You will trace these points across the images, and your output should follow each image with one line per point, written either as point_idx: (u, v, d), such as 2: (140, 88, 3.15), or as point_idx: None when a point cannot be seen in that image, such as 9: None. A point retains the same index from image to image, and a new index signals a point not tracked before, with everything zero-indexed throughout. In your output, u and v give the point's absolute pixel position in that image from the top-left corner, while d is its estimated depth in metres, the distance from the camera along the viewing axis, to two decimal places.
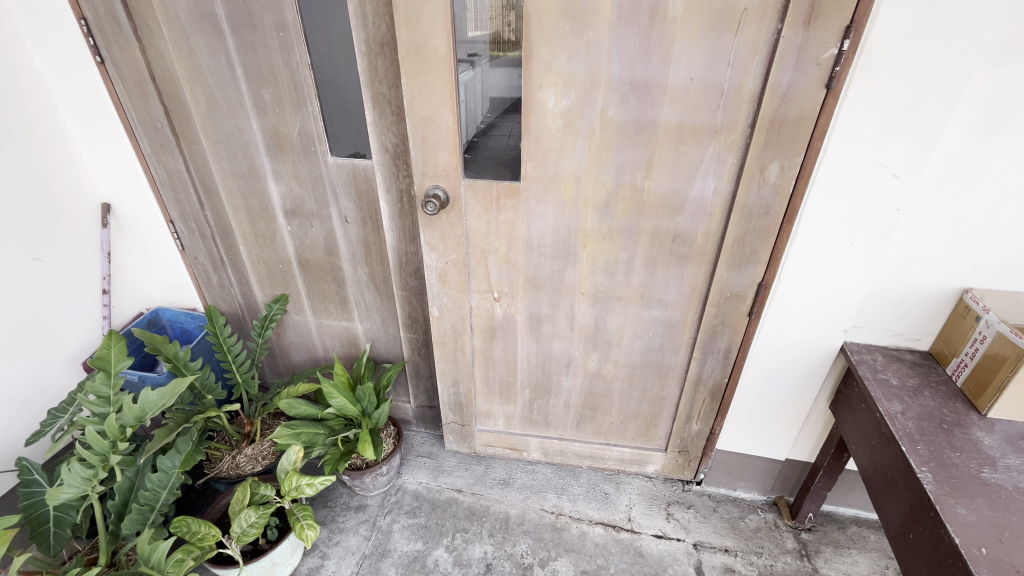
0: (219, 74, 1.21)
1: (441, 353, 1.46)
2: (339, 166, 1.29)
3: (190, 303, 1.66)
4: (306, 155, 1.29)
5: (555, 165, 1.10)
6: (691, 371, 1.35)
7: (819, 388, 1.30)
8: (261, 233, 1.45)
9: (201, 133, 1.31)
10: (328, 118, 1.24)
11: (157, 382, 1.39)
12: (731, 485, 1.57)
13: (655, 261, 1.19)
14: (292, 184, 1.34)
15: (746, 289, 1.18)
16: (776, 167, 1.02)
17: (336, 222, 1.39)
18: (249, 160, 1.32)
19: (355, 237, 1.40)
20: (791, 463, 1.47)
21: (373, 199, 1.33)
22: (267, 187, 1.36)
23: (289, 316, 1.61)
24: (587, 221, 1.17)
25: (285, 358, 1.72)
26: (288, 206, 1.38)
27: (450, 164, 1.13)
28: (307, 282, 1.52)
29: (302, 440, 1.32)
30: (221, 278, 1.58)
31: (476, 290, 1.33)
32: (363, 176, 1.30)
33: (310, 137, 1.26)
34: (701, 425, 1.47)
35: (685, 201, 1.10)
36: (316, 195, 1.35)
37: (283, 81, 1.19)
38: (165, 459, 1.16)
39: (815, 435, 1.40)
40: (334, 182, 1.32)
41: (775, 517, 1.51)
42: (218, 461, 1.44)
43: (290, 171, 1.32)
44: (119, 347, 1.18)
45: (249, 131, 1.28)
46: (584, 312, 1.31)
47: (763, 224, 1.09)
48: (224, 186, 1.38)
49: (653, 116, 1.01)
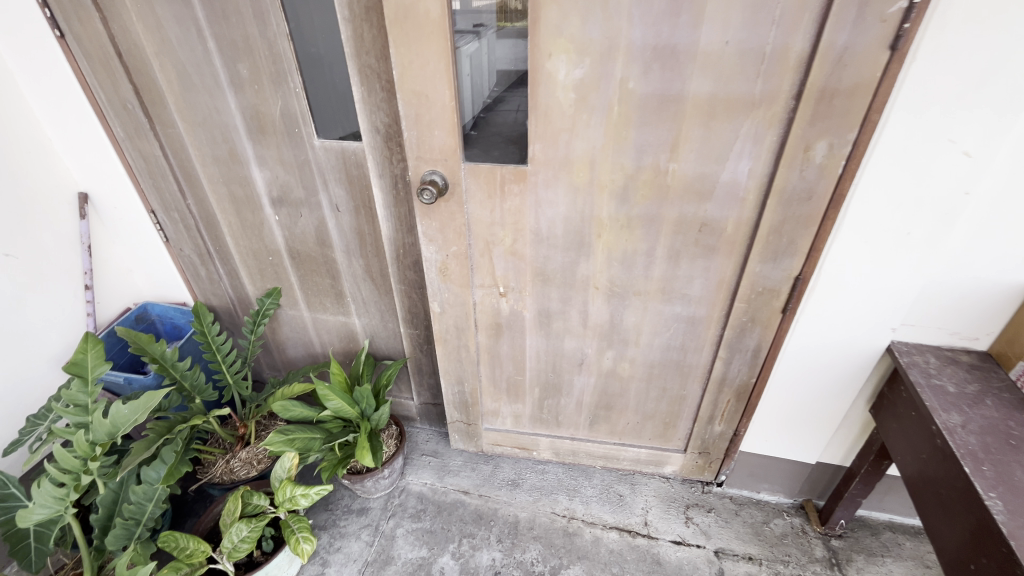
0: (190, 48, 1.08)
1: (444, 351, 1.35)
2: (327, 149, 1.17)
3: (180, 298, 1.58)
4: (289, 137, 1.17)
5: (566, 146, 0.97)
6: (716, 370, 1.24)
7: (858, 390, 1.18)
8: (248, 224, 1.35)
9: (176, 114, 1.19)
10: (313, 96, 1.11)
11: (143, 384, 1.31)
12: (755, 487, 1.47)
13: (679, 253, 1.07)
14: (277, 170, 1.23)
15: (781, 284, 1.06)
16: (823, 145, 0.88)
17: (327, 211, 1.27)
18: (230, 143, 1.21)
19: (349, 226, 1.28)
20: (821, 466, 1.36)
21: (365, 185, 1.20)
22: (250, 173, 1.25)
23: (284, 310, 1.52)
24: (603, 208, 1.04)
25: (281, 354, 1.63)
26: (275, 193, 1.27)
27: (447, 146, 1.00)
28: (299, 275, 1.42)
29: (297, 446, 1.22)
30: (208, 270, 1.48)
31: (480, 285, 1.21)
32: (353, 159, 1.17)
33: (294, 117, 1.13)
34: (724, 427, 1.36)
35: (715, 185, 0.97)
36: (305, 182, 1.23)
37: (260, 53, 1.06)
38: (149, 470, 1.09)
39: (851, 439, 1.28)
40: (323, 168, 1.20)
41: (802, 523, 1.41)
42: (211, 466, 1.36)
43: (275, 155, 1.20)
44: (97, 351, 1.09)
45: (228, 112, 1.16)
46: (598, 308, 1.20)
47: (805, 211, 0.96)
48: (205, 172, 1.27)
49: (682, 87, 0.87)
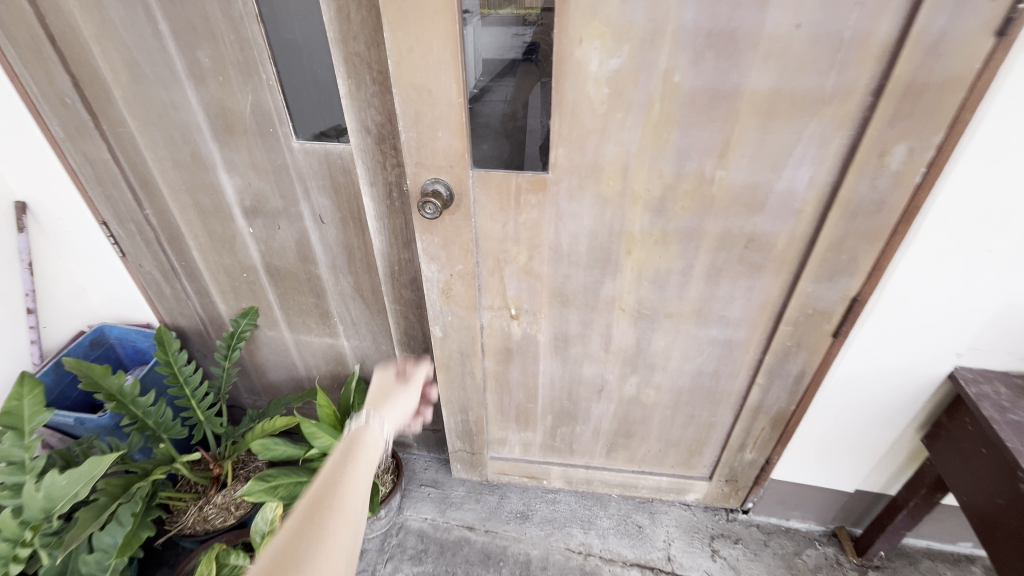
0: (139, 31, 0.90)
1: (446, 379, 1.20)
2: (308, 151, 0.99)
3: (143, 319, 1.39)
4: (263, 138, 0.99)
5: (595, 150, 0.82)
6: (752, 397, 1.12)
7: (911, 418, 1.06)
8: (218, 237, 1.17)
9: (126, 111, 1.01)
10: (289, 90, 0.93)
11: (99, 425, 1.14)
12: (784, 515, 1.36)
13: (720, 271, 0.94)
14: (249, 176, 1.05)
15: (836, 305, 0.93)
16: (901, 150, 0.75)
17: (309, 222, 1.10)
18: (192, 145, 1.03)
19: (335, 240, 1.12)
20: (860, 494, 1.25)
21: (353, 193, 1.03)
22: (218, 179, 1.07)
23: (262, 331, 1.35)
24: (634, 222, 0.89)
25: (260, 377, 1.46)
26: (248, 203, 1.09)
27: (453, 150, 0.84)
28: (279, 293, 1.25)
29: (279, 495, 1.07)
30: (173, 288, 1.30)
31: (488, 307, 1.06)
32: (339, 164, 1.00)
33: (267, 114, 0.96)
34: (756, 454, 1.24)
35: (767, 196, 0.83)
36: (283, 190, 1.06)
37: (223, 38, 0.89)
38: (104, 535, 0.93)
39: (896, 469, 1.17)
40: (303, 174, 1.03)
41: (837, 553, 1.30)
42: (182, 514, 1.19)
43: (246, 159, 1.03)
44: (34, 399, 0.93)
45: (188, 108, 0.98)
46: (623, 331, 1.06)
47: (872, 225, 0.82)
48: (164, 177, 1.09)
49: (738, 81, 0.73)
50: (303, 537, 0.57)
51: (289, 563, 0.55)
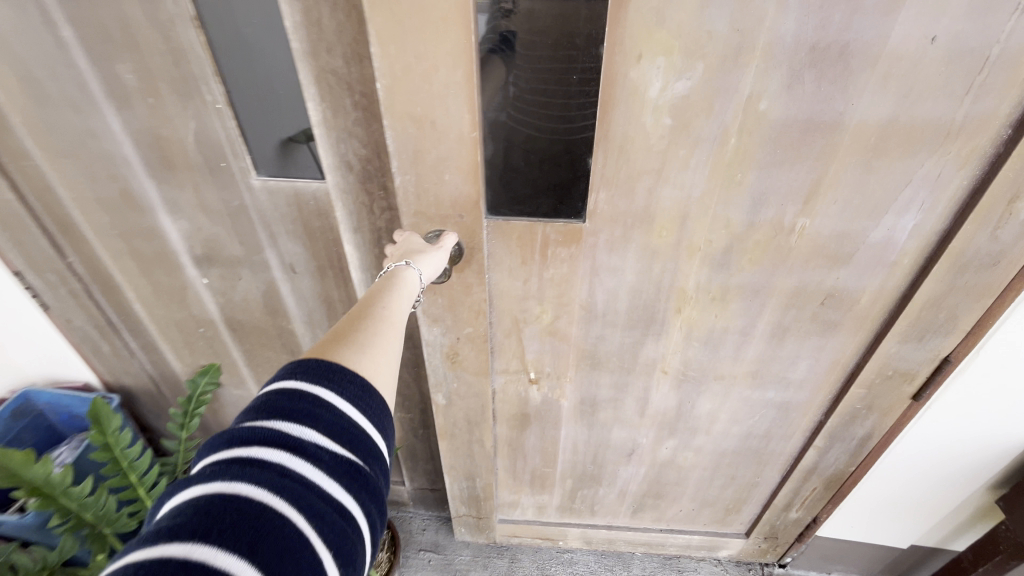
0: (31, 35, 0.66)
1: (449, 447, 1.02)
2: (271, 190, 0.76)
3: (78, 379, 1.13)
4: (212, 174, 0.76)
5: (646, 195, 0.64)
6: (807, 460, 0.97)
7: (986, 481, 0.93)
8: (162, 289, 0.94)
9: (27, 139, 0.76)
10: (239, 113, 0.69)
11: None
12: (825, 568, 1.23)
13: (787, 330, 0.77)
14: (198, 219, 0.82)
15: (922, 367, 0.78)
16: None
17: (277, 272, 0.88)
18: (119, 181, 0.79)
19: (309, 292, 0.90)
20: (913, 550, 1.13)
21: (332, 240, 0.81)
22: (158, 223, 0.84)
23: (225, 391, 1.13)
24: (689, 277, 0.72)
25: None
26: (199, 250, 0.87)
27: (463, 196, 0.64)
28: (244, 350, 1.03)
29: None
30: (111, 346, 1.04)
31: (502, 370, 0.88)
32: (312, 206, 0.78)
33: (216, 145, 0.73)
34: (802, 513, 1.10)
35: (857, 247, 0.67)
36: (241, 235, 0.83)
37: (149, 47, 0.65)
38: None
39: (961, 531, 1.04)
40: (266, 216, 0.80)
41: None
42: None
43: (192, 199, 0.80)
44: None
45: (110, 136, 0.74)
46: (662, 394, 0.89)
47: (983, 281, 0.67)
48: (86, 220, 0.84)
49: (841, 110, 0.56)
50: (351, 334, 0.50)
51: (349, 341, 0.49)
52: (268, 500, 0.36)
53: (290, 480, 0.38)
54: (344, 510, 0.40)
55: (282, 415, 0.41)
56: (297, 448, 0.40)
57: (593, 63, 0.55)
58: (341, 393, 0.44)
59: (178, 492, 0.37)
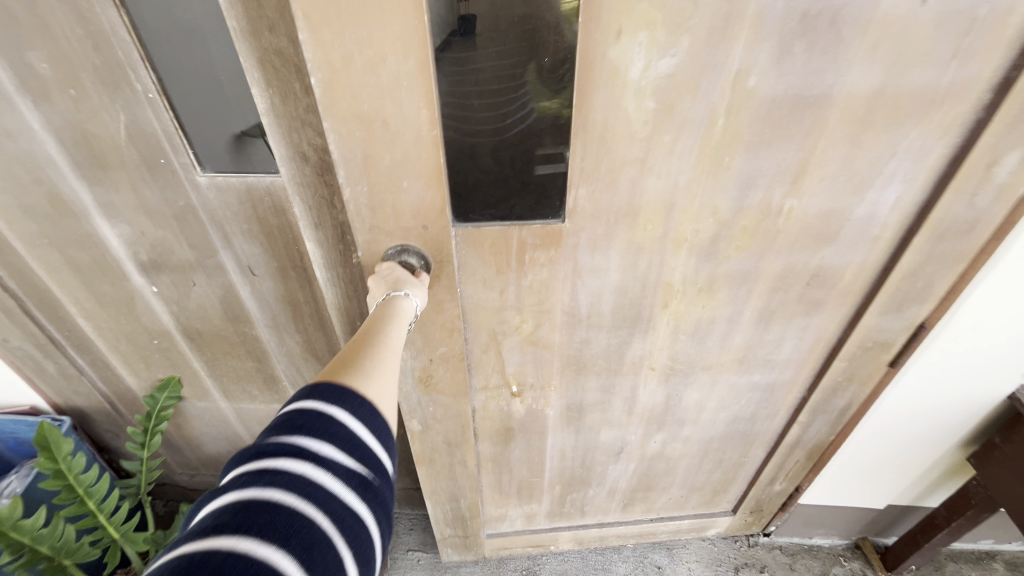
0: None
1: (429, 473, 0.94)
2: (221, 188, 0.65)
3: (24, 403, 0.98)
4: (151, 170, 0.64)
5: (630, 188, 0.59)
6: (791, 436, 0.97)
7: (955, 438, 0.97)
8: (107, 300, 0.80)
9: None
10: (173, 95, 0.58)
11: None
12: (807, 533, 1.26)
13: (773, 313, 0.75)
14: (139, 221, 0.70)
15: (899, 335, 0.79)
16: (1015, 159, 0.58)
17: (234, 275, 0.76)
18: (44, 184, 0.66)
19: (273, 295, 0.78)
20: (889, 509, 1.17)
21: (293, 237, 0.70)
22: (97, 228, 0.71)
23: (189, 404, 1.00)
24: (675, 271, 0.68)
25: (196, 451, 1.11)
26: (144, 258, 0.74)
27: (427, 206, 0.56)
28: (207, 359, 0.90)
29: None
30: (56, 365, 0.89)
31: (481, 388, 0.81)
32: (268, 204, 0.67)
33: (151, 137, 0.61)
34: (786, 484, 1.12)
35: (843, 225, 0.65)
36: (190, 237, 0.71)
37: (59, 26, 0.53)
38: None
39: (932, 485, 1.09)
40: (217, 215, 0.68)
41: (863, 567, 1.24)
42: None
43: (131, 200, 0.68)
44: None
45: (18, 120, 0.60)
46: (650, 391, 0.86)
47: (959, 248, 0.67)
48: (12, 227, 0.70)
49: (830, 83, 0.52)
50: (355, 360, 0.45)
51: (352, 363, 0.44)
52: (298, 505, 0.34)
53: (315, 489, 0.35)
54: (360, 518, 0.37)
55: (301, 430, 0.38)
56: (320, 460, 0.37)
57: (563, 47, 0.49)
58: (353, 413, 0.40)
59: (207, 502, 0.34)
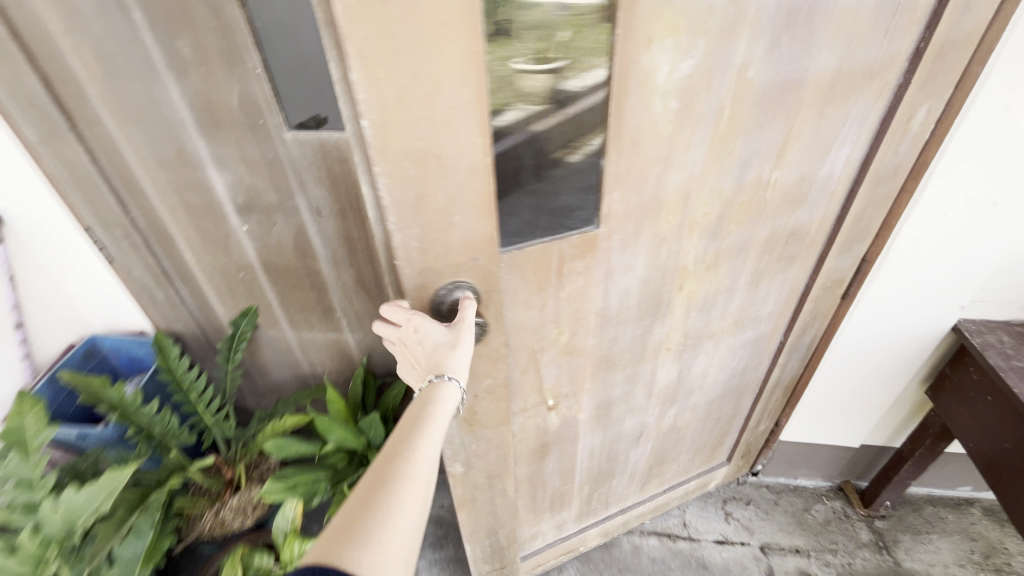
0: (111, 20, 0.75)
1: (469, 514, 0.89)
2: (302, 142, 0.87)
3: (137, 326, 1.15)
4: (251, 130, 0.85)
5: (655, 183, 0.61)
6: (774, 378, 1.09)
7: (907, 369, 1.13)
8: (210, 236, 0.99)
9: (105, 110, 0.83)
10: (273, 70, 0.80)
11: (100, 437, 1.07)
12: (793, 474, 1.46)
13: (762, 273, 0.84)
14: (241, 170, 0.91)
15: (847, 271, 0.93)
16: (924, 110, 0.72)
17: (307, 214, 0.97)
18: (177, 141, 0.87)
19: (333, 233, 1.00)
20: (864, 449, 1.36)
21: (351, 182, 0.93)
22: (209, 175, 0.91)
23: (262, 331, 1.21)
24: (689, 253, 0.72)
25: (264, 378, 1.31)
26: (242, 198, 0.95)
27: (478, 238, 0.53)
28: (280, 290, 1.10)
29: (299, 492, 1.09)
30: (166, 293, 1.07)
31: (522, 410, 0.79)
32: (334, 154, 0.88)
33: (255, 104, 0.83)
34: (767, 423, 1.26)
35: (812, 185, 0.74)
36: (276, 180, 0.92)
37: (199, 22, 0.75)
38: (122, 547, 0.91)
39: (895, 417, 1.27)
40: (298, 165, 0.90)
41: (844, 506, 1.43)
42: (196, 521, 1.18)
43: (236, 153, 0.89)
44: (36, 414, 0.84)
45: (167, 97, 0.82)
46: (666, 371, 0.90)
47: (888, 190, 0.81)
48: (148, 177, 0.91)
49: (806, 67, 0.60)
50: (357, 520, 0.40)
51: (355, 525, 0.40)
52: None
53: None
54: None
55: None
56: None
57: (597, 62, 0.50)
58: None
59: None
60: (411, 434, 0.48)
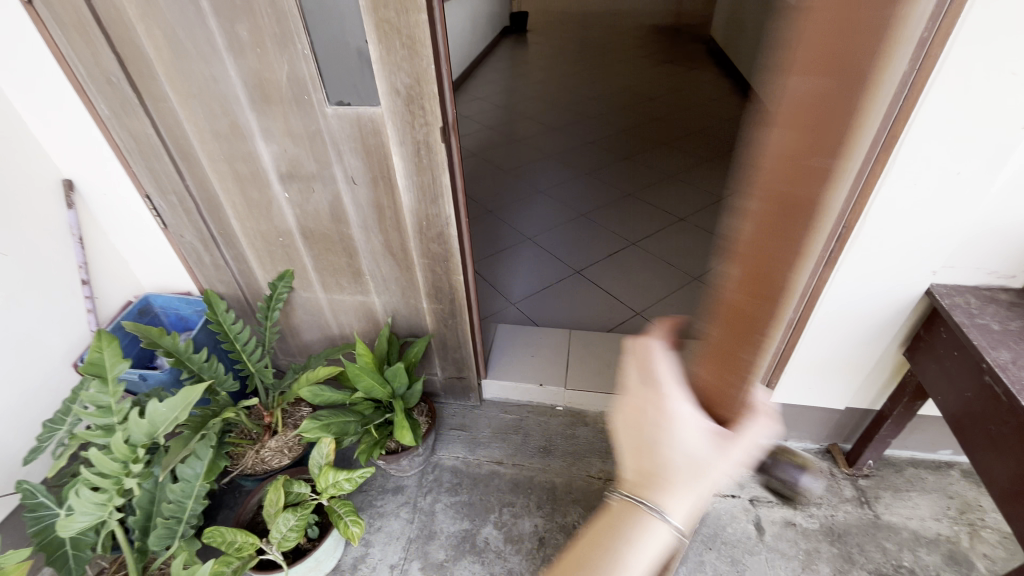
0: (181, 9, 1.13)
1: None
2: (341, 115, 1.24)
3: (184, 288, 1.77)
4: (298, 105, 1.24)
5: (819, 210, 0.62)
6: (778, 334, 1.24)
7: (892, 333, 1.29)
8: (254, 202, 1.46)
9: (168, 87, 1.26)
10: (320, 59, 1.16)
11: (157, 377, 1.56)
12: (786, 436, 1.59)
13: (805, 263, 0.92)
14: (285, 142, 1.32)
15: None
16: None
17: (342, 183, 1.37)
18: (230, 116, 1.29)
19: (365, 201, 1.39)
20: (851, 411, 1.49)
21: (381, 154, 1.29)
22: (255, 147, 1.34)
23: (297, 293, 1.68)
24: None
25: (296, 339, 1.81)
26: (284, 167, 1.37)
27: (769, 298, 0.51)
28: (313, 254, 1.56)
29: (332, 430, 1.41)
30: (212, 256, 1.61)
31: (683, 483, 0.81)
32: (369, 126, 1.24)
33: (302, 83, 1.20)
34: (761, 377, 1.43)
35: None
36: (317, 155, 1.33)
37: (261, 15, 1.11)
38: (187, 468, 1.27)
39: (880, 382, 1.41)
40: (337, 138, 1.28)
41: (831, 466, 1.56)
42: (242, 457, 1.59)
43: (282, 127, 1.29)
44: (111, 350, 1.20)
45: (227, 79, 1.23)
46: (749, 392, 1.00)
47: None
48: (203, 151, 1.37)
49: None
50: None
51: None
52: None
53: None
54: None
55: None
56: None
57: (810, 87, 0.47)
58: None
59: None
60: (602, 549, 0.58)
